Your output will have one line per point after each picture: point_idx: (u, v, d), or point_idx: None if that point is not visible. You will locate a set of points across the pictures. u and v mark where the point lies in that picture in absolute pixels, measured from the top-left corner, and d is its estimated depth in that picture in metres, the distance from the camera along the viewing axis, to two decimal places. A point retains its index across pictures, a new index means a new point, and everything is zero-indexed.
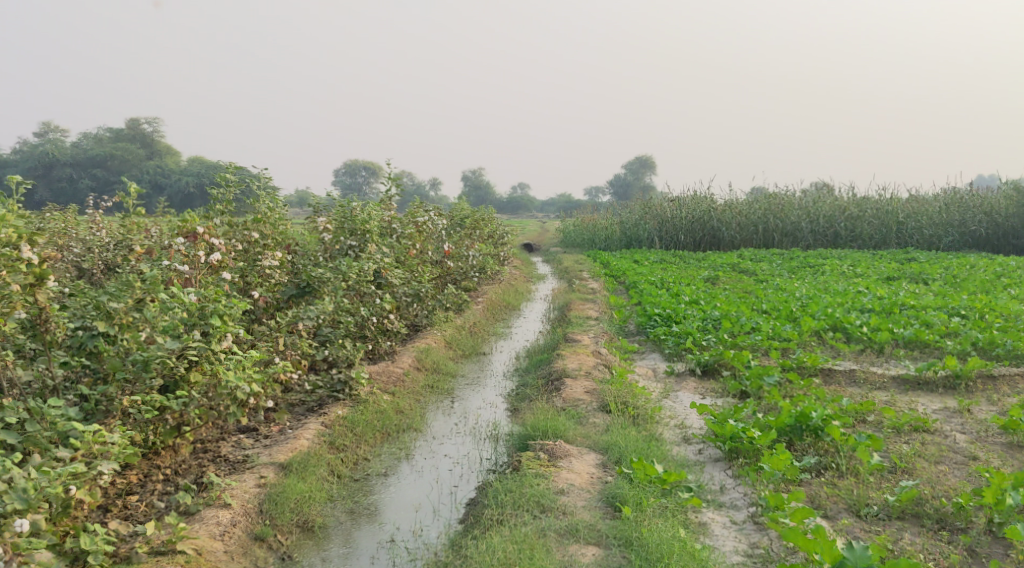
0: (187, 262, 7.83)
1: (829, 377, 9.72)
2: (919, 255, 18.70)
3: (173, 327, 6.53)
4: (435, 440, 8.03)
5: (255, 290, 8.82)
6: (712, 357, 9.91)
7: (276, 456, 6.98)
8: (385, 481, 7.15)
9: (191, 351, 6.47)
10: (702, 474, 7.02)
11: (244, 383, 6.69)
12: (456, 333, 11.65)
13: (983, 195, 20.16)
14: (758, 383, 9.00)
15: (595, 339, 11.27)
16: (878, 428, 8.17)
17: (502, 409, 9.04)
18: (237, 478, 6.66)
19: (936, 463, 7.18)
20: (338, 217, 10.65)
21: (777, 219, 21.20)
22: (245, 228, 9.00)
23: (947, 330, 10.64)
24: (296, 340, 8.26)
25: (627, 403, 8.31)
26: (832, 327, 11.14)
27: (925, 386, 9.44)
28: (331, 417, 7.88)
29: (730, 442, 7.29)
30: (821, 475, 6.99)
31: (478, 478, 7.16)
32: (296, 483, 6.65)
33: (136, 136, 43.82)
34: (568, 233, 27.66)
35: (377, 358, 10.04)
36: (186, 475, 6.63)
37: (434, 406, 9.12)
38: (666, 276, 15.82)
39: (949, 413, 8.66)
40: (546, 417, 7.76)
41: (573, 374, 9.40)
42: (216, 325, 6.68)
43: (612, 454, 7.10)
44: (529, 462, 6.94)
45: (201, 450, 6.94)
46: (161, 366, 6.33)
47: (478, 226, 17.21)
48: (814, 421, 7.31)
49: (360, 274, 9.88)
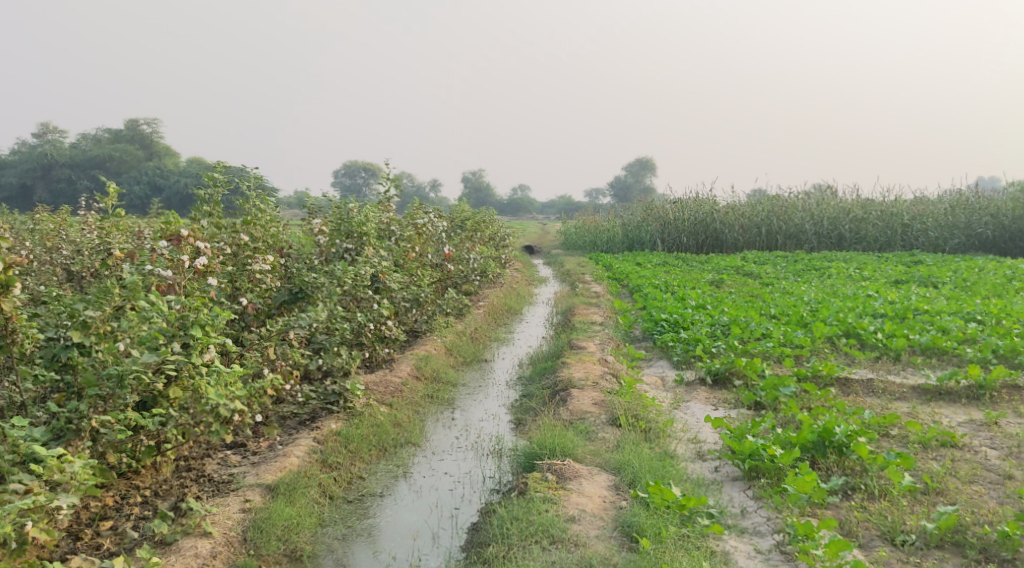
0: (170, 266, 7.38)
1: (846, 387, 9.23)
2: (926, 258, 18.20)
3: (151, 339, 6.07)
4: (434, 456, 7.55)
5: (245, 296, 8.36)
6: (724, 366, 9.42)
7: (264, 477, 6.50)
8: (381, 503, 6.67)
9: (169, 365, 6.00)
10: (721, 496, 6.55)
11: (226, 400, 6.20)
12: (456, 339, 11.16)
13: (989, 197, 19.68)
14: (774, 395, 8.50)
15: (602, 346, 10.79)
16: (903, 444, 7.68)
17: (505, 421, 8.55)
18: (220, 502, 6.18)
19: (970, 483, 6.70)
20: (333, 219, 10.20)
21: (781, 221, 20.72)
22: (234, 230, 8.53)
23: (966, 336, 10.11)
24: (287, 350, 7.76)
25: (638, 417, 7.84)
26: (845, 333, 10.65)
27: (947, 396, 8.94)
28: (325, 432, 7.41)
29: (750, 461, 6.81)
30: (849, 497, 6.53)
31: (480, 501, 6.68)
32: (285, 508, 6.18)
33: (135, 137, 43.33)
34: (569, 236, 27.16)
35: (374, 366, 9.64)
36: (166, 497, 6.15)
37: (433, 418, 8.65)
38: (670, 280, 15.32)
39: (976, 426, 8.16)
40: (554, 433, 7.27)
41: (580, 384, 8.91)
42: (197, 337, 6.21)
43: (625, 475, 6.63)
44: (536, 485, 6.46)
45: (184, 468, 6.46)
46: (136, 382, 5.85)
47: (478, 228, 16.74)
48: (838, 437, 6.82)
49: (357, 278, 9.39)
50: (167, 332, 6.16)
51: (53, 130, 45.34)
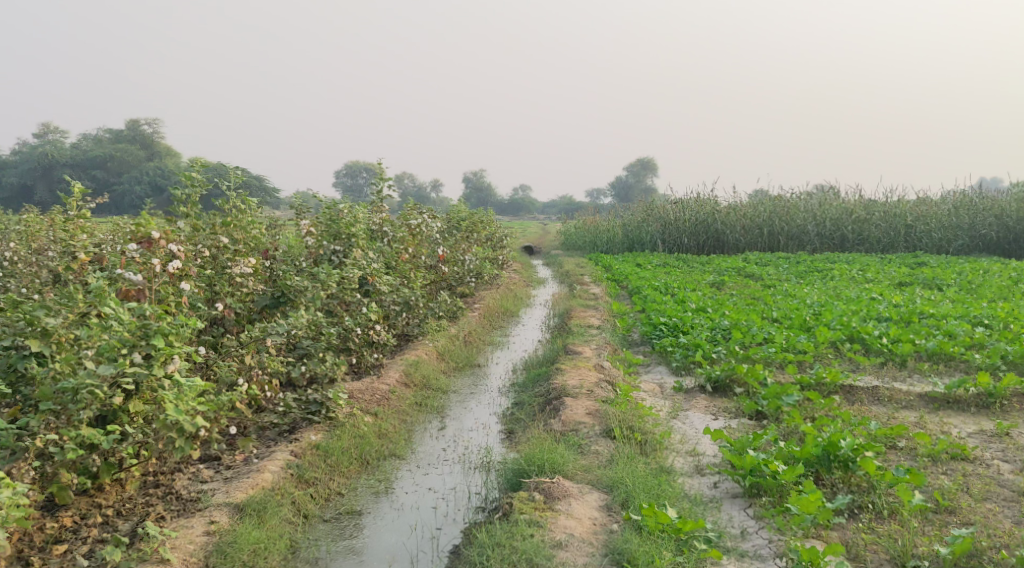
0: (142, 270, 7.02)
1: (850, 395, 8.81)
2: (929, 259, 17.79)
3: (110, 349, 5.64)
4: (418, 470, 7.17)
5: (224, 300, 7.95)
6: (724, 373, 9.02)
7: (233, 496, 6.14)
8: (359, 523, 6.32)
9: (127, 378, 5.62)
10: (720, 515, 6.20)
11: (189, 416, 5.79)
12: (449, 343, 10.77)
13: (993, 198, 19.26)
14: (776, 404, 8.10)
15: (598, 351, 10.38)
16: (911, 457, 7.26)
17: (494, 432, 8.17)
18: (183, 524, 5.84)
19: (983, 500, 6.30)
20: (322, 219, 9.82)
21: (783, 222, 20.34)
22: (213, 232, 8.15)
23: (973, 341, 9.74)
24: (264, 359, 7.35)
25: (633, 428, 7.44)
26: (849, 337, 10.25)
27: (955, 405, 8.53)
28: (303, 445, 7.03)
29: (750, 477, 6.43)
30: (855, 516, 6.17)
31: (464, 521, 6.34)
32: (253, 530, 5.83)
33: (136, 137, 42.93)
34: (569, 237, 26.75)
35: (362, 371, 9.18)
36: (129, 517, 5.81)
37: (421, 428, 8.27)
38: (671, 281, 14.94)
39: (987, 437, 7.75)
40: (544, 446, 6.88)
41: (574, 392, 8.49)
42: (160, 347, 5.77)
43: (617, 495, 6.26)
44: (521, 505, 6.10)
45: (150, 485, 6.11)
46: (89, 398, 5.49)
47: (475, 230, 16.38)
48: (844, 451, 6.42)
49: (344, 281, 9.09)
50: (126, 342, 5.70)
51: (54, 131, 45.03)
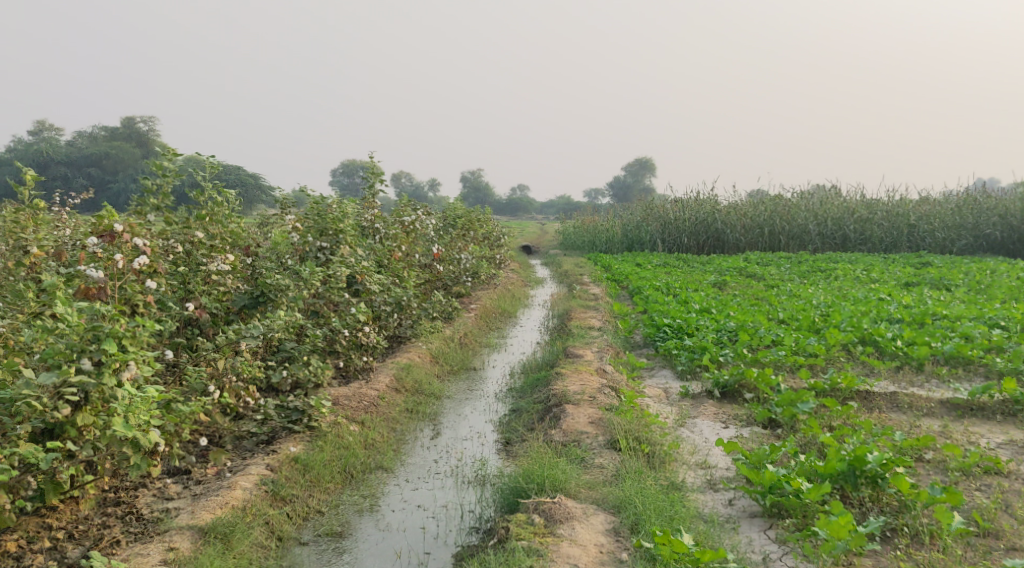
0: (102, 268, 6.41)
1: (868, 401, 8.20)
2: (934, 260, 17.22)
3: (52, 355, 5.08)
4: (407, 484, 6.57)
5: (197, 300, 7.34)
6: (733, 377, 8.40)
7: (199, 517, 5.57)
8: (341, 547, 5.75)
9: (71, 388, 5.06)
10: (738, 539, 5.62)
11: (142, 430, 5.24)
12: (444, 345, 10.14)
13: (998, 197, 18.67)
14: (791, 412, 7.46)
15: (600, 354, 9.75)
16: (941, 471, 6.65)
17: (490, 442, 7.56)
18: (140, 551, 5.28)
19: None
20: (309, 215, 9.08)
21: (783, 221, 19.70)
22: (185, 226, 7.54)
23: (992, 344, 9.14)
24: (239, 364, 6.67)
25: (640, 439, 6.83)
26: (861, 340, 9.62)
27: (979, 412, 7.94)
28: (280, 457, 6.41)
29: (770, 495, 5.84)
30: (888, 540, 5.59)
31: (456, 544, 5.78)
32: (216, 559, 5.30)
33: (131, 135, 42.12)
34: (568, 235, 26.16)
35: (349, 375, 8.53)
36: (81, 541, 5.27)
37: (410, 437, 7.66)
38: (672, 282, 14.33)
39: (1018, 449, 7.17)
40: (543, 460, 6.25)
41: (575, 399, 7.85)
42: (111, 353, 5.17)
43: (626, 517, 5.69)
44: (519, 530, 5.52)
45: (110, 503, 5.58)
46: (27, 411, 5.04)
47: (472, 228, 15.80)
48: (872, 467, 5.82)
49: (329, 279, 8.45)
50: (74, 346, 5.14)
51: (48, 129, 44.40)
